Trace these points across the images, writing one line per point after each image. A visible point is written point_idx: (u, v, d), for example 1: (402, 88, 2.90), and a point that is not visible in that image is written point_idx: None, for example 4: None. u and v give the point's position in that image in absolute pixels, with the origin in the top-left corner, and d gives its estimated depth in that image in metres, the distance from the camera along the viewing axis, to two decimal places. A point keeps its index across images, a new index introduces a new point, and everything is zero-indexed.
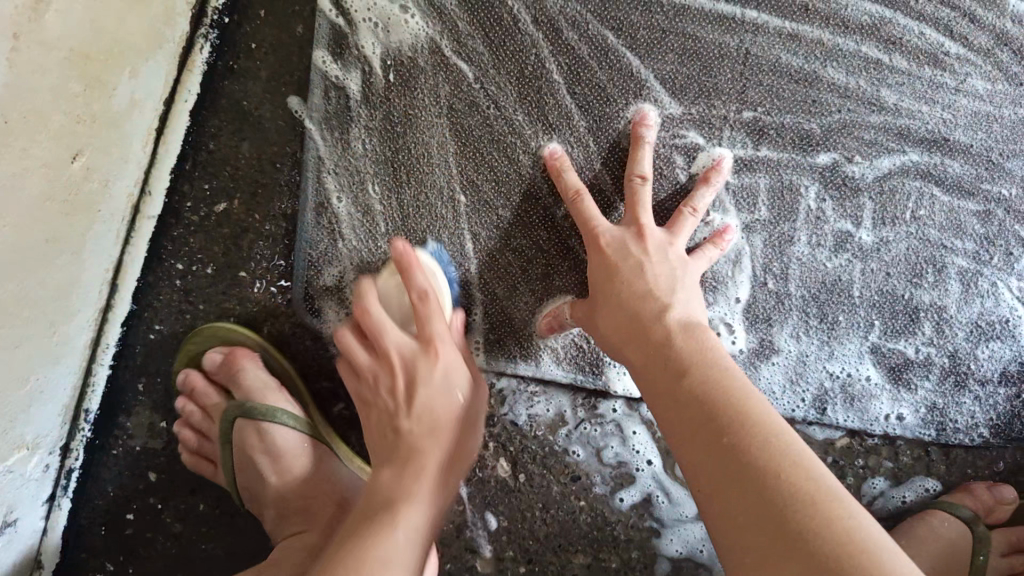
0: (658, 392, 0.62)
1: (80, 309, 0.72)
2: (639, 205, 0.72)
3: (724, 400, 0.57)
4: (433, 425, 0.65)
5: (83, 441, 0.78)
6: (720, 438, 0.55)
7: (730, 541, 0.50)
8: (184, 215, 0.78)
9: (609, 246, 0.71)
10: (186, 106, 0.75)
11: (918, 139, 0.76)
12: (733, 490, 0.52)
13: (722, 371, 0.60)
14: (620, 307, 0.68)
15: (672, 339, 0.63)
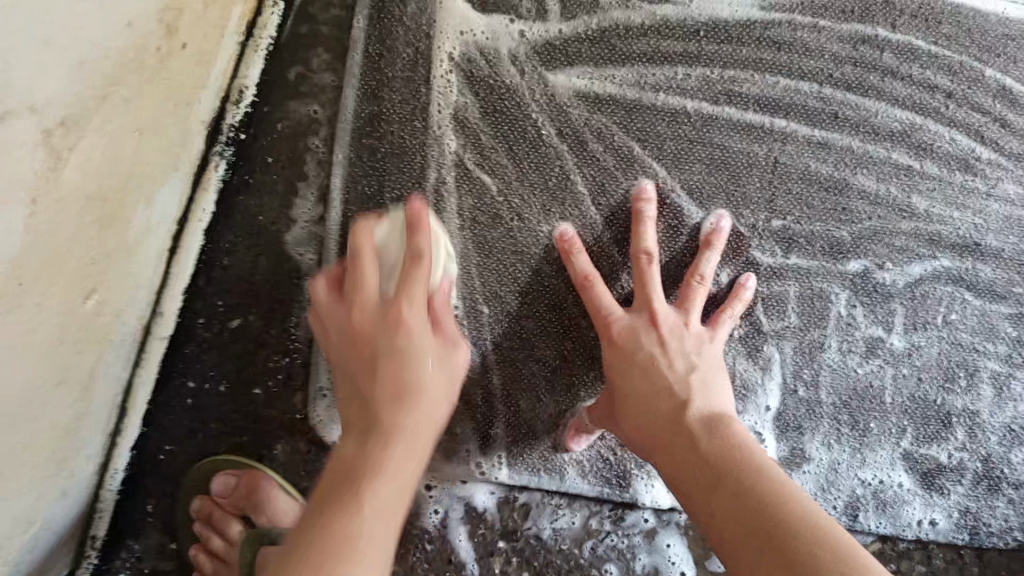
0: (692, 502, 0.59)
1: (91, 436, 0.68)
2: (648, 286, 0.69)
3: (757, 494, 0.56)
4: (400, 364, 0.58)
5: (88, 568, 0.73)
6: (765, 552, 0.52)
7: None
8: (197, 332, 0.75)
9: (625, 341, 0.67)
10: (200, 225, 0.73)
11: (950, 244, 0.74)
12: (754, 544, 0.53)
13: (753, 472, 0.57)
14: (638, 405, 0.64)
15: (697, 441, 0.60)
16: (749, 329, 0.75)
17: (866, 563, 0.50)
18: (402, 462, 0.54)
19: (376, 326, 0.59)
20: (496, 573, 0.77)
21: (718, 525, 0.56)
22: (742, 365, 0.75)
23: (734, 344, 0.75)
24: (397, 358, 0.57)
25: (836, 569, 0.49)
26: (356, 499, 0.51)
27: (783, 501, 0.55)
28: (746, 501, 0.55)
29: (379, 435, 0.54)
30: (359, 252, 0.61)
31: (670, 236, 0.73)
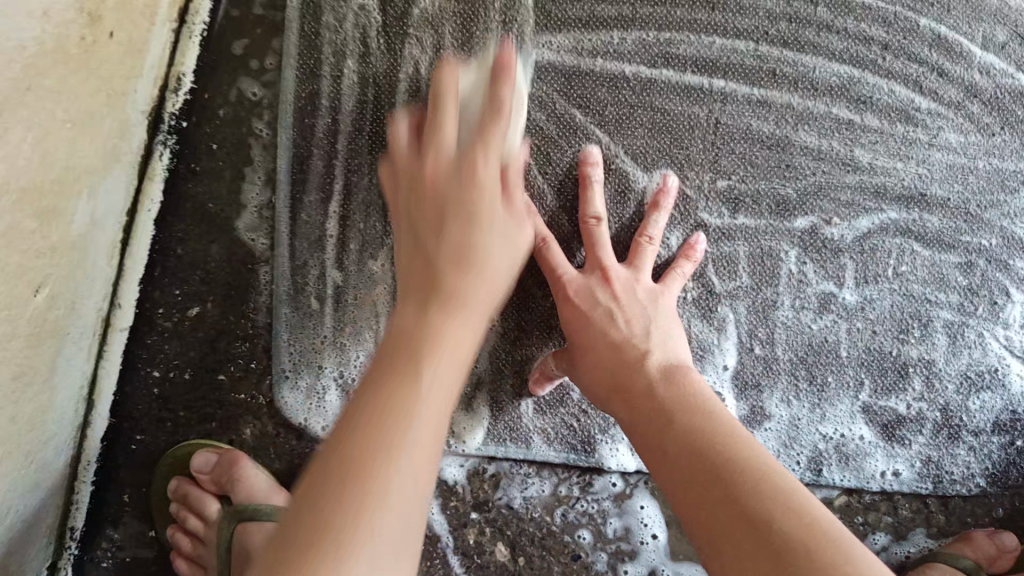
0: (647, 448, 0.61)
1: (58, 431, 0.69)
2: (597, 247, 0.70)
3: (709, 434, 0.58)
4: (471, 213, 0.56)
5: (71, 558, 0.75)
6: (711, 490, 0.55)
7: (700, 522, 0.54)
8: (157, 322, 0.76)
9: (579, 295, 0.68)
10: (150, 215, 0.75)
11: (895, 196, 0.75)
12: (701, 480, 0.56)
13: (706, 418, 0.59)
14: (596, 356, 0.66)
15: (653, 389, 0.62)
16: (702, 291, 0.76)
17: (805, 502, 0.52)
18: (426, 402, 0.45)
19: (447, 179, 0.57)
20: (471, 544, 0.79)
21: (665, 463, 0.59)
22: (698, 327, 0.76)
23: (688, 306, 0.76)
24: (466, 219, 0.55)
25: (776, 505, 0.52)
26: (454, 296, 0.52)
27: (731, 444, 0.57)
28: (698, 438, 0.58)
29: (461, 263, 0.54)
30: (440, 97, 0.60)
31: (621, 202, 0.73)
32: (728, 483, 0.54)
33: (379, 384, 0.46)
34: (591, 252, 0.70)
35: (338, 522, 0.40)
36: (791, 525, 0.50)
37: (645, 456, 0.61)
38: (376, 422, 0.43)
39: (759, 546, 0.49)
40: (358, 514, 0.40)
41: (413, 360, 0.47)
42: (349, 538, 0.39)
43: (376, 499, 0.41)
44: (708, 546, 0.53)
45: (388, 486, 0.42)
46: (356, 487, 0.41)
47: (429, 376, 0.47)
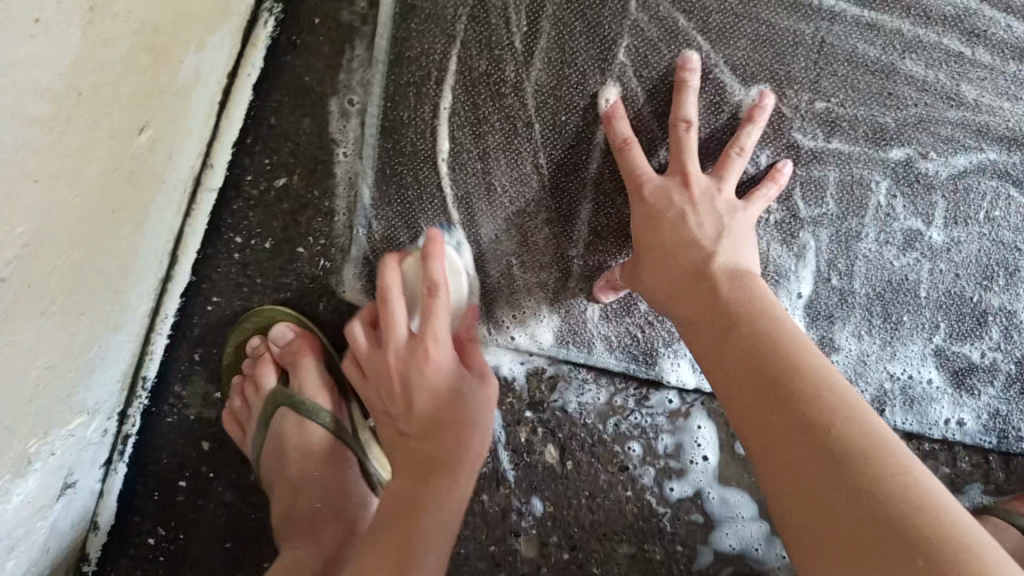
0: (708, 350, 0.61)
1: (141, 278, 0.71)
2: (684, 151, 0.69)
3: (768, 336, 0.58)
4: (436, 421, 0.65)
5: (139, 408, 0.79)
6: (768, 392, 0.54)
7: (755, 423, 0.55)
8: (244, 189, 0.78)
9: (654, 195, 0.68)
10: (248, 80, 0.76)
11: (997, 137, 0.73)
12: (756, 383, 0.56)
13: (769, 325, 0.59)
14: (663, 258, 0.66)
15: (717, 292, 0.62)
16: (786, 214, 0.75)
17: (863, 410, 0.51)
18: (453, 487, 0.64)
19: (407, 365, 0.66)
20: (522, 442, 0.81)
21: (723, 367, 0.59)
22: (776, 251, 0.76)
23: (769, 230, 0.75)
24: (433, 392, 0.65)
25: (834, 412, 0.51)
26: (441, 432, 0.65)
27: (793, 350, 0.56)
28: (757, 343, 0.58)
29: (440, 468, 0.64)
30: (386, 290, 0.67)
31: (712, 116, 0.73)
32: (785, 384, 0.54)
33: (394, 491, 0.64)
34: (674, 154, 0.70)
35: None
36: (843, 431, 0.49)
37: (706, 358, 0.62)
38: (405, 521, 0.61)
39: (811, 452, 0.49)
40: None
41: (422, 485, 0.63)
42: None
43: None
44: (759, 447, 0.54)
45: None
46: None
47: (454, 487, 0.64)
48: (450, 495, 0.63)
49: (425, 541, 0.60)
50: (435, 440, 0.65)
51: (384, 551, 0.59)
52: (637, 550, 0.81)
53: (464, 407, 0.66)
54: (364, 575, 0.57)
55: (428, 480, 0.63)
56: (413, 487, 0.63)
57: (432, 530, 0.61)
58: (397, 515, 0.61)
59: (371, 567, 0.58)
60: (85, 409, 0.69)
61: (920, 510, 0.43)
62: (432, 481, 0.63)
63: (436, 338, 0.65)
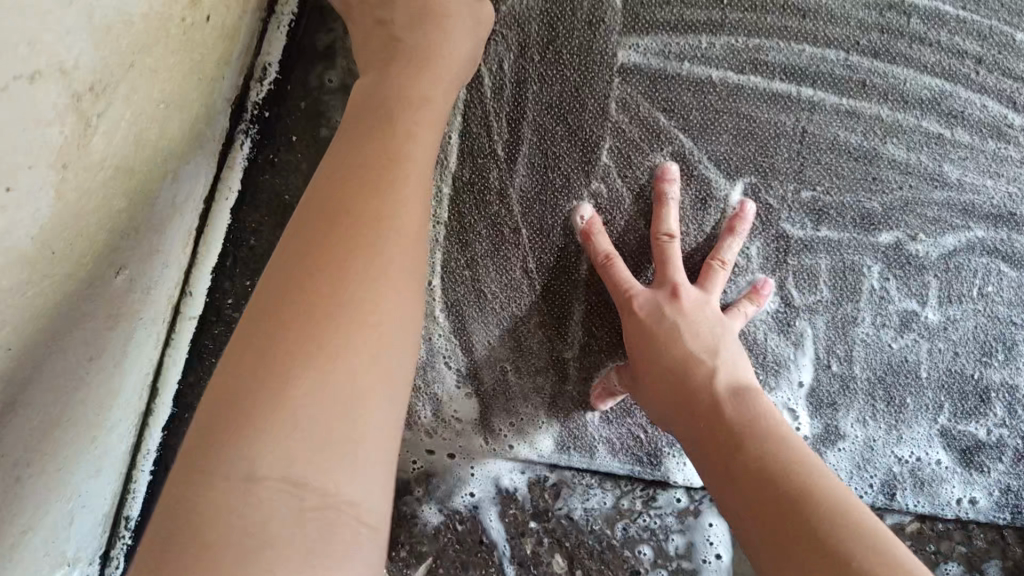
0: (712, 468, 0.58)
1: (121, 415, 0.68)
2: (668, 264, 0.69)
3: (780, 458, 0.55)
4: (383, 182, 0.54)
5: (123, 549, 0.74)
6: (780, 515, 0.51)
7: (767, 551, 0.51)
8: (226, 312, 0.76)
9: (646, 309, 0.67)
10: (226, 204, 0.73)
11: (983, 214, 0.73)
12: (770, 506, 0.52)
13: (778, 444, 0.56)
14: (661, 371, 0.64)
15: (721, 409, 0.60)
16: (782, 305, 0.74)
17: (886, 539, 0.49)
18: (343, 339, 0.46)
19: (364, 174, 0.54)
20: (527, 554, 0.77)
21: (732, 483, 0.56)
22: (774, 341, 0.74)
23: (765, 319, 0.74)
24: (381, 188, 0.54)
25: (855, 540, 0.48)
26: (360, 240, 0.51)
27: (806, 475, 0.53)
28: (767, 466, 0.54)
29: (357, 220, 0.51)
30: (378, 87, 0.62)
31: (702, 219, 0.72)
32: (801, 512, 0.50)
33: (287, 299, 0.47)
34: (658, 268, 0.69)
35: (211, 463, 0.42)
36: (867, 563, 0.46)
37: (710, 476, 0.58)
38: (264, 368, 0.44)
39: None
40: (245, 454, 0.42)
41: (308, 282, 0.48)
42: (252, 473, 0.42)
43: (246, 461, 0.42)
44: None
45: (324, 369, 0.45)
46: (238, 457, 0.42)
47: (345, 306, 0.47)
48: (354, 319, 0.47)
49: (318, 404, 0.44)
50: (375, 200, 0.53)
51: (218, 413, 0.44)
52: None
53: (408, 183, 0.56)
54: (199, 453, 0.43)
55: (354, 233, 0.51)
56: (321, 298, 0.47)
57: (340, 371, 0.45)
58: (246, 367, 0.45)
59: (204, 420, 0.44)
60: (65, 560, 0.65)
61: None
62: (365, 244, 0.50)
63: (413, 122, 0.59)
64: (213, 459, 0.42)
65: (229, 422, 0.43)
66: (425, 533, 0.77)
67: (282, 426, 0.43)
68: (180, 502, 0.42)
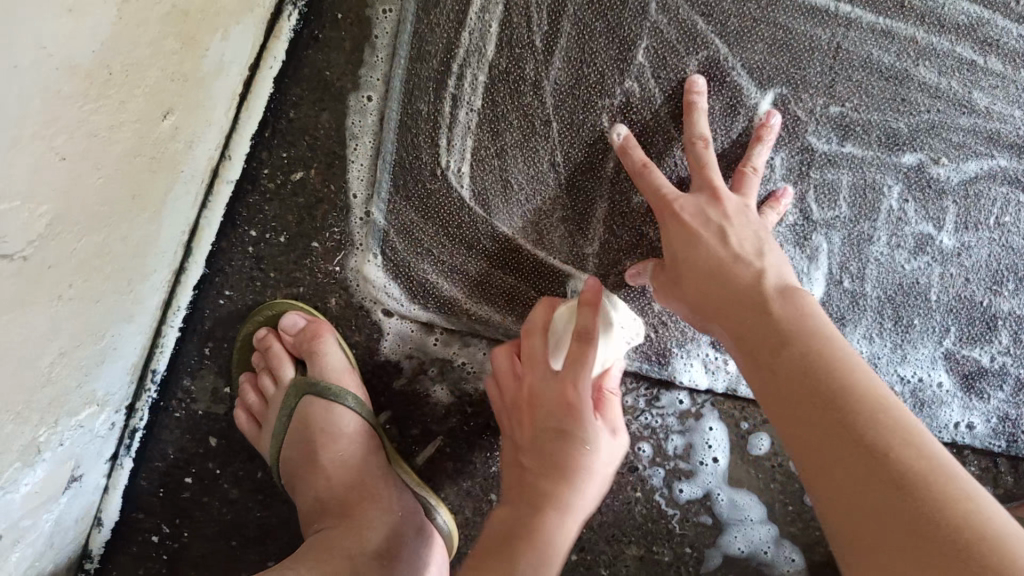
0: (756, 369, 0.57)
1: (156, 268, 0.72)
2: (706, 166, 0.69)
3: (821, 352, 0.53)
4: (553, 467, 0.65)
5: (148, 402, 0.78)
6: (821, 413, 0.50)
7: (806, 444, 0.50)
8: (261, 182, 0.78)
9: (687, 211, 0.67)
10: (271, 72, 0.76)
11: (1007, 143, 0.74)
12: (808, 403, 0.51)
13: (819, 335, 0.55)
14: (704, 277, 0.64)
15: (766, 309, 0.59)
16: (800, 218, 0.76)
17: (931, 441, 0.46)
18: (563, 534, 0.63)
19: (547, 402, 0.67)
20: None
21: (774, 383, 0.55)
22: (789, 254, 0.76)
23: (783, 232, 0.76)
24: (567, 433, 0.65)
25: (894, 437, 0.46)
26: (548, 450, 0.66)
27: (848, 367, 0.52)
28: (811, 363, 0.53)
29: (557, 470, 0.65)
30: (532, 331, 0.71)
31: (736, 127, 0.74)
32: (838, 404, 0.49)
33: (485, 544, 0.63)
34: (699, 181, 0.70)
35: None
36: (880, 436, 0.46)
37: (755, 378, 0.57)
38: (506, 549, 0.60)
39: (869, 472, 0.44)
40: None
41: (519, 534, 0.61)
42: None
43: None
44: (816, 475, 0.48)
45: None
46: None
47: (559, 531, 0.62)
48: (535, 542, 0.61)
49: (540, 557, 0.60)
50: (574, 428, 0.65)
51: None
52: (645, 552, 0.81)
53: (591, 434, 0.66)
54: None
55: (552, 484, 0.64)
56: (525, 528, 0.62)
57: (551, 547, 0.61)
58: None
59: None
60: (94, 399, 0.69)
61: (998, 550, 0.37)
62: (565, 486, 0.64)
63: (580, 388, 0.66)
64: None
65: None
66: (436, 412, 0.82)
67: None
68: None
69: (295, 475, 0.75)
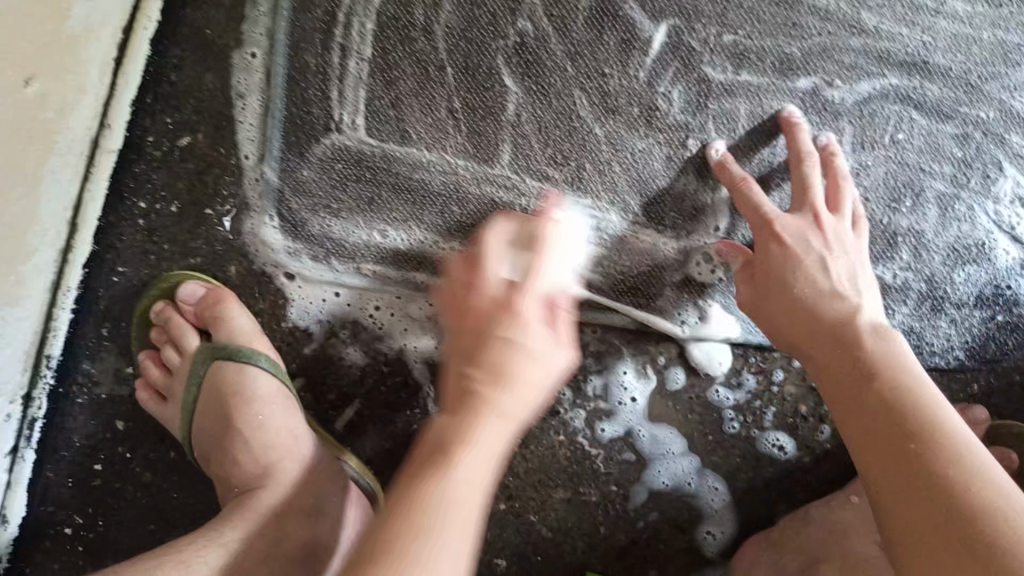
0: (844, 414, 0.63)
1: (38, 246, 0.68)
2: (752, 197, 0.71)
3: (914, 407, 0.58)
4: (498, 366, 0.56)
5: (45, 390, 0.74)
6: (902, 458, 0.57)
7: (880, 493, 0.57)
8: (146, 149, 0.74)
9: (791, 236, 0.69)
10: (147, 34, 0.73)
11: (897, 62, 0.75)
12: (891, 453, 0.57)
13: (927, 404, 0.59)
14: (819, 328, 0.66)
15: (863, 356, 0.63)
16: (701, 148, 0.75)
17: (997, 480, 0.54)
18: (464, 462, 0.53)
19: (483, 305, 0.59)
20: None
21: (854, 427, 0.62)
22: (690, 185, 0.76)
23: (684, 166, 0.76)
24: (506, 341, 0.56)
25: (958, 479, 0.53)
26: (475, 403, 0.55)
27: (920, 416, 0.58)
28: (894, 412, 0.59)
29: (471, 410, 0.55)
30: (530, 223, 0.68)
31: (637, 62, 0.74)
32: (919, 456, 0.56)
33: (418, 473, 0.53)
34: (752, 211, 0.71)
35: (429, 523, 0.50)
36: (982, 508, 0.51)
37: (842, 424, 0.63)
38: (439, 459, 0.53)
39: (944, 532, 0.51)
40: (421, 532, 0.50)
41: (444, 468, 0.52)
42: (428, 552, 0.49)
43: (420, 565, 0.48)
44: (888, 519, 0.56)
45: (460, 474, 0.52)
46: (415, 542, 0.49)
47: (472, 451, 0.53)
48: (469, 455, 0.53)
49: (456, 469, 0.53)
50: (487, 387, 0.55)
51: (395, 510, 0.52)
52: (572, 494, 0.82)
53: (520, 366, 0.56)
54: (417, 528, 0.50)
55: (471, 425, 0.54)
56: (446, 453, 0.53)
57: (462, 478, 0.52)
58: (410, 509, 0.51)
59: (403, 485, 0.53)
60: None
61: None
62: (487, 405, 0.55)
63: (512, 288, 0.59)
64: (444, 455, 0.53)
65: (404, 505, 0.51)
66: (350, 377, 0.78)
67: (443, 498, 0.51)
68: (390, 536, 0.50)
69: (208, 446, 0.72)
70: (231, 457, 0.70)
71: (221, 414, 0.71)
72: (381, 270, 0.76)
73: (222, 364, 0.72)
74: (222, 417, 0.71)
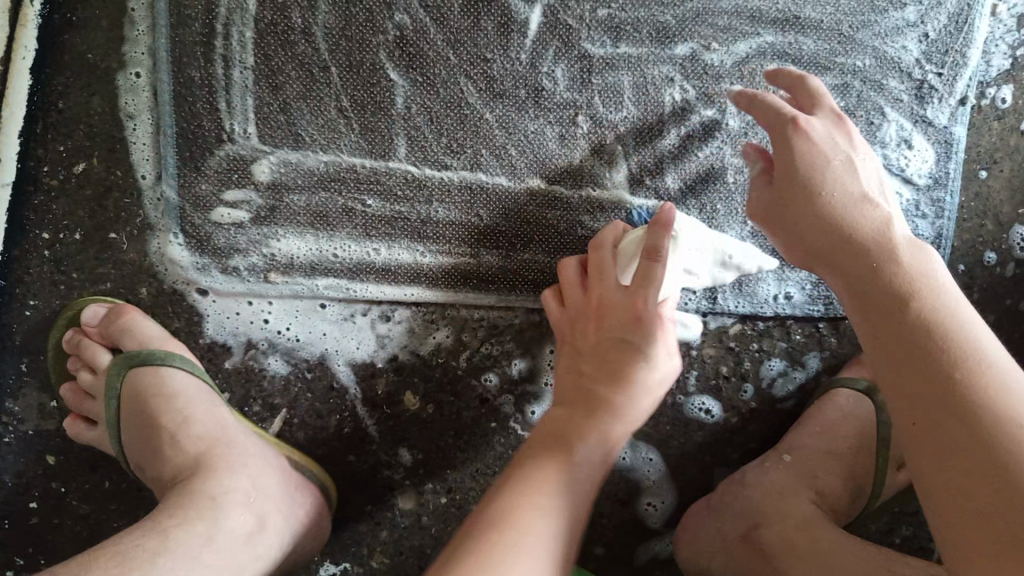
0: (871, 332, 0.57)
1: None
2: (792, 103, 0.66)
3: (944, 327, 0.53)
4: (614, 372, 0.67)
5: None
6: (929, 386, 0.50)
7: (906, 421, 0.52)
8: (42, 180, 0.75)
9: (819, 138, 0.63)
10: (26, 65, 0.74)
11: (770, 20, 0.78)
12: (922, 378, 0.51)
13: (965, 327, 0.53)
14: (842, 248, 0.61)
15: (892, 280, 0.57)
16: (593, 123, 0.77)
17: None
18: (554, 495, 0.59)
19: (603, 353, 0.68)
20: (381, 394, 0.80)
21: (883, 353, 0.55)
22: (588, 160, 0.78)
23: (579, 141, 0.78)
24: (625, 350, 0.67)
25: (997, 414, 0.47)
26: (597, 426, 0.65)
27: (957, 341, 0.52)
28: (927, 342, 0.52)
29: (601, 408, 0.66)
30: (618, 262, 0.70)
31: (517, 44, 0.76)
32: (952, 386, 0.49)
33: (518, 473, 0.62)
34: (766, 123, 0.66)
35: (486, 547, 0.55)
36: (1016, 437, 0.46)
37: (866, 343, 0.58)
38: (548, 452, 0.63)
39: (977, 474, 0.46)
40: (517, 536, 0.56)
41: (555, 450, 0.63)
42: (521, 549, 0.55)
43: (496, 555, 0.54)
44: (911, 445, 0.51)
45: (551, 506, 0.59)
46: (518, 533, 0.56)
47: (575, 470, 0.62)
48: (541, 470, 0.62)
49: (561, 499, 0.60)
50: (610, 389, 0.66)
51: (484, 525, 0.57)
52: None
53: (642, 376, 0.67)
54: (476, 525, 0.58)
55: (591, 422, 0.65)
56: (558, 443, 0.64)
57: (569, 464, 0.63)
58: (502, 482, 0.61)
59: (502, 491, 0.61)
60: None
61: None
62: (599, 423, 0.65)
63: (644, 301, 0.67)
64: (538, 479, 0.61)
65: (504, 513, 0.58)
66: (275, 386, 0.79)
67: (534, 533, 0.56)
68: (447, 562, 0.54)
69: (138, 455, 0.70)
70: (160, 455, 0.68)
71: (142, 419, 0.69)
72: (287, 277, 0.77)
73: (135, 372, 0.71)
74: (147, 423, 0.69)
